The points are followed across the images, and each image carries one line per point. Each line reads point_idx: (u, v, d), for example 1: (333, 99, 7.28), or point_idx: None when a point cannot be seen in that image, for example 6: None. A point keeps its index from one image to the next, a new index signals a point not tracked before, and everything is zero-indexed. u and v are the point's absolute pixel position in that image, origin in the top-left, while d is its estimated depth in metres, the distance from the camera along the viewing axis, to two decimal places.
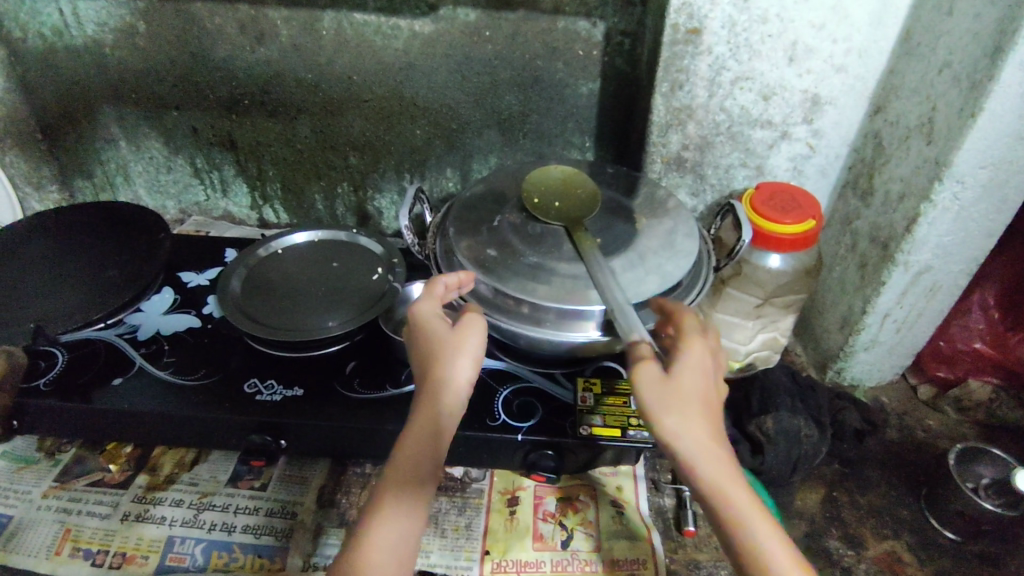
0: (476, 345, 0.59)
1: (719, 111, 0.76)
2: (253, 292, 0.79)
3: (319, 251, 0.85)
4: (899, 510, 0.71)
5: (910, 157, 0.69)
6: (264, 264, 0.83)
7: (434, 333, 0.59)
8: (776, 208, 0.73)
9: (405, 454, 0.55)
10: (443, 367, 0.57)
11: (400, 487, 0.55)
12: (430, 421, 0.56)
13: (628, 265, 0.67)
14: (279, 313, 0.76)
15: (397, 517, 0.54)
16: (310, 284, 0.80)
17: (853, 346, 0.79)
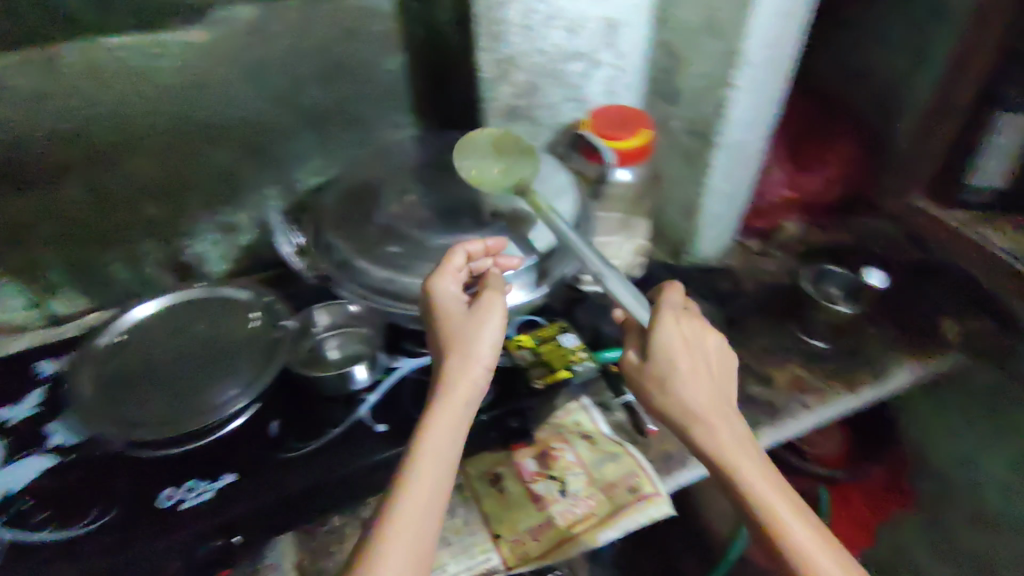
0: (498, 329, 0.58)
1: (537, 54, 0.79)
2: (117, 392, 0.66)
3: (169, 326, 0.73)
4: (782, 341, 0.85)
5: (702, 54, 0.80)
6: (115, 358, 0.70)
7: (451, 309, 0.58)
8: (615, 127, 0.79)
9: (433, 438, 0.52)
10: (465, 352, 0.56)
11: (422, 479, 0.51)
12: (454, 403, 0.54)
13: (524, 222, 0.69)
14: (162, 404, 0.65)
15: (418, 507, 0.50)
16: (181, 362, 0.69)
17: (700, 226, 0.92)
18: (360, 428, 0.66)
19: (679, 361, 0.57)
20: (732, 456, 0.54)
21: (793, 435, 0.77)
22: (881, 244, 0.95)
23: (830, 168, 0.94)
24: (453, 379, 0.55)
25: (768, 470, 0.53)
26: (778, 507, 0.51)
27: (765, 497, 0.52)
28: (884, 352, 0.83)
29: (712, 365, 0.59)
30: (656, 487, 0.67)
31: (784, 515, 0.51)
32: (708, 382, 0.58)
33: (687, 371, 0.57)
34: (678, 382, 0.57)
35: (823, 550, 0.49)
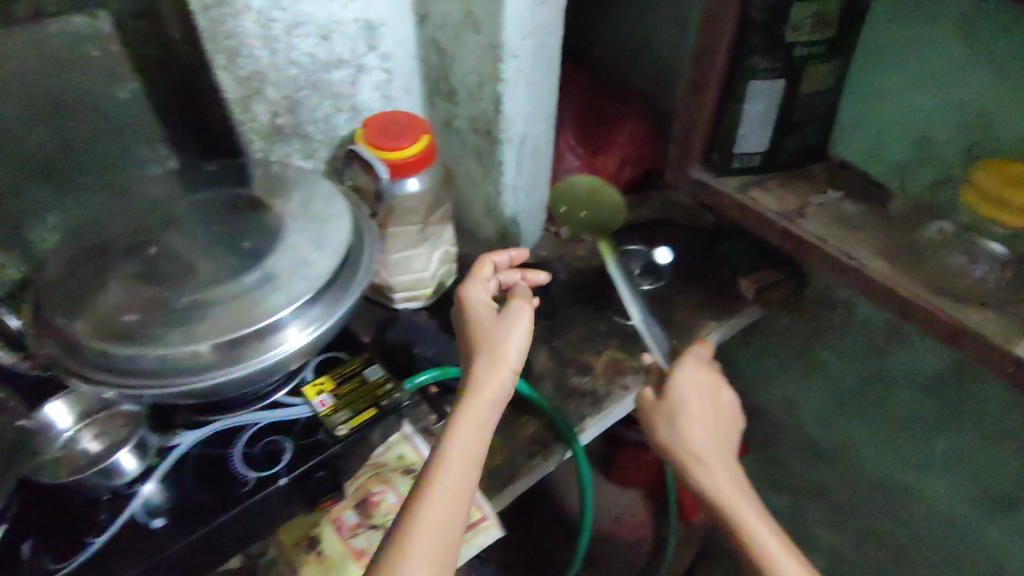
0: (524, 334, 0.66)
1: (290, 66, 0.71)
2: None
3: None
4: (599, 325, 0.86)
5: (469, 50, 0.76)
6: None
7: (483, 318, 0.68)
8: (390, 137, 0.74)
9: (464, 426, 0.60)
10: (497, 356, 0.64)
11: (453, 470, 0.57)
12: (487, 397, 0.62)
13: (292, 255, 0.62)
14: None
15: (450, 486, 0.56)
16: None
17: (504, 225, 0.89)
18: (139, 528, 0.58)
19: (688, 398, 0.64)
20: (724, 486, 0.58)
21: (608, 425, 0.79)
22: (676, 213, 0.99)
23: (626, 147, 0.93)
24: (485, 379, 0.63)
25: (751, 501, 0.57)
26: (758, 527, 0.55)
27: (749, 521, 0.56)
28: (691, 321, 0.87)
29: (719, 409, 0.65)
30: (485, 511, 0.66)
31: (760, 535, 0.55)
32: (712, 421, 0.64)
33: (690, 410, 0.64)
34: (681, 416, 0.63)
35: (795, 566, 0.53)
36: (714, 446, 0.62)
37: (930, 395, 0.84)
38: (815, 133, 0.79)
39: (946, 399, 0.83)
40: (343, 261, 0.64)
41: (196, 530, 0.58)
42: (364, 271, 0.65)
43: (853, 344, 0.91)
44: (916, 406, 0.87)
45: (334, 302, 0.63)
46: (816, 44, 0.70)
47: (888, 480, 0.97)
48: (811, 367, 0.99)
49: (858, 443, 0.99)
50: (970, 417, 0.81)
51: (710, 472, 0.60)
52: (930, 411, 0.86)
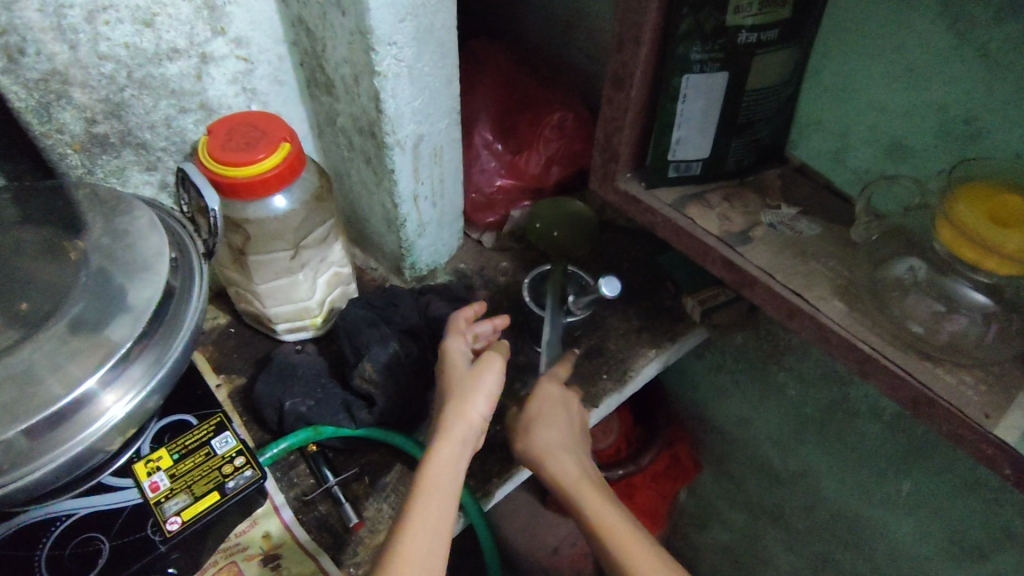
0: (498, 382, 0.57)
1: (100, 61, 0.56)
2: None
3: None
4: (517, 359, 0.74)
5: (338, 35, 0.61)
6: None
7: (456, 361, 0.58)
8: (241, 148, 0.60)
9: (434, 484, 0.51)
10: (467, 400, 0.55)
11: (420, 539, 0.49)
12: (457, 446, 0.53)
13: (84, 323, 0.50)
14: None
15: (422, 556, 0.48)
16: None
17: (408, 239, 0.76)
18: None
19: (544, 399, 0.62)
20: (574, 479, 0.57)
21: (513, 485, 0.68)
22: (616, 216, 0.85)
23: (552, 143, 0.81)
24: (457, 423, 0.54)
25: (601, 490, 0.57)
26: (609, 518, 0.55)
27: (600, 512, 0.55)
28: (624, 352, 0.75)
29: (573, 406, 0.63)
30: None
31: (613, 525, 0.54)
32: (571, 423, 0.62)
33: (546, 413, 0.61)
34: (539, 419, 0.60)
35: (650, 554, 0.53)
36: (573, 450, 0.60)
37: (895, 435, 0.74)
38: (768, 135, 0.65)
39: (913, 441, 0.72)
40: (160, 314, 0.53)
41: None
42: (188, 321, 0.54)
43: (812, 370, 0.79)
44: (879, 444, 0.76)
45: (151, 370, 0.52)
46: (766, 28, 0.55)
47: (849, 513, 0.87)
48: (768, 390, 0.88)
49: (817, 473, 0.89)
50: (939, 463, 0.70)
51: (564, 467, 0.58)
52: (895, 451, 0.75)
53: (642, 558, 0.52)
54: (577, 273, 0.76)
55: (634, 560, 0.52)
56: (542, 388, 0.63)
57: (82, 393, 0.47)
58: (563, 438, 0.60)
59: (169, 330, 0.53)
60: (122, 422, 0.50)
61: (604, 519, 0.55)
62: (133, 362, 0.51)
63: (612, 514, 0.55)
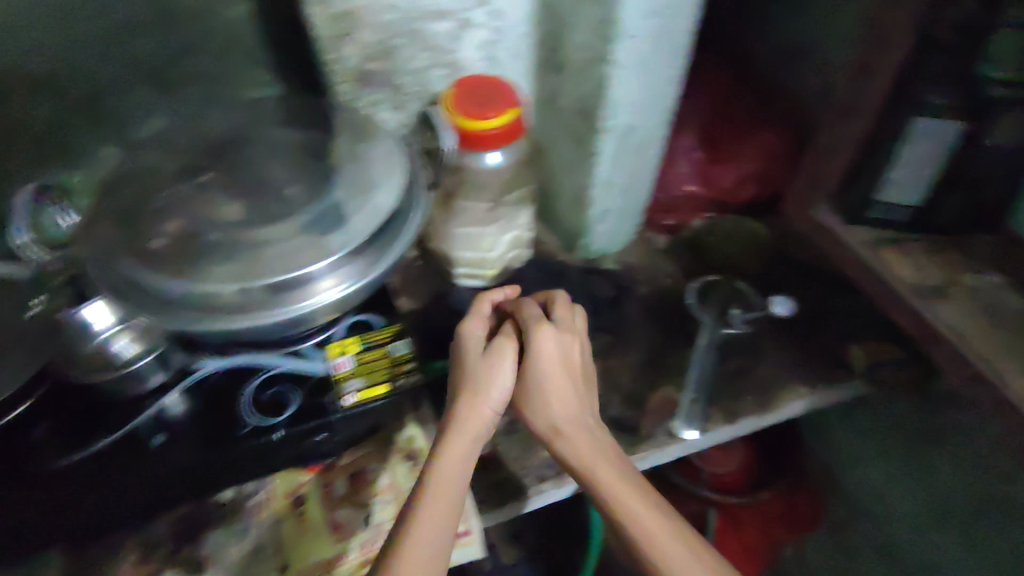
0: (508, 376, 0.62)
1: (387, 10, 0.67)
2: None
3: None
4: (664, 357, 0.76)
5: (583, 20, 0.67)
6: None
7: (471, 351, 0.63)
8: (476, 104, 0.68)
9: (446, 462, 0.56)
10: (477, 394, 0.60)
11: (434, 503, 0.53)
12: (470, 432, 0.58)
13: (318, 220, 0.59)
14: None
15: (437, 521, 0.52)
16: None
17: (590, 221, 0.81)
18: (132, 442, 0.60)
19: (544, 363, 0.62)
20: (585, 455, 0.59)
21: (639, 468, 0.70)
22: (798, 249, 0.84)
23: (750, 163, 0.81)
24: (469, 414, 0.59)
25: (615, 463, 0.58)
26: (622, 492, 0.55)
27: (614, 486, 0.56)
28: (773, 380, 0.74)
29: (575, 371, 0.63)
30: (468, 526, 0.62)
31: (626, 499, 0.55)
32: (586, 401, 0.63)
33: (556, 387, 0.62)
34: (551, 393, 0.62)
35: (665, 530, 0.53)
36: (587, 428, 0.61)
37: None
38: (993, 198, 0.61)
39: None
40: (387, 225, 0.62)
41: (173, 466, 0.59)
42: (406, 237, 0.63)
43: (975, 460, 0.73)
44: None
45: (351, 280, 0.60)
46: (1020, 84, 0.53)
47: None
48: (917, 469, 0.82)
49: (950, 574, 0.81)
50: None
51: (576, 442, 0.60)
52: None
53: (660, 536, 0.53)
54: (745, 288, 0.79)
55: (651, 535, 0.53)
56: (551, 350, 0.63)
57: (317, 269, 0.58)
58: (578, 419, 0.62)
59: (375, 255, 0.61)
60: (338, 301, 0.60)
61: (620, 492, 0.55)
62: (356, 257, 0.60)
63: (628, 489, 0.56)
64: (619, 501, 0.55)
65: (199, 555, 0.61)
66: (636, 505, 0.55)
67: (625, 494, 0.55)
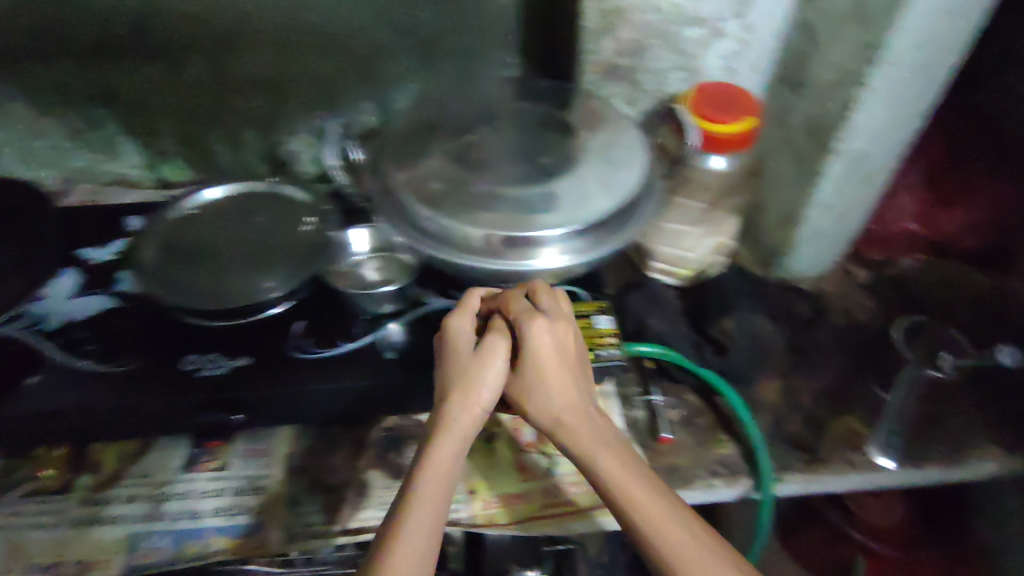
0: (502, 370, 0.59)
1: (651, 10, 0.72)
2: (174, 258, 0.71)
3: (253, 202, 0.79)
4: (851, 388, 0.76)
5: (840, 42, 0.68)
6: (182, 226, 0.75)
7: (461, 346, 0.60)
8: (717, 108, 0.71)
9: (431, 476, 0.54)
10: (466, 392, 0.58)
11: (425, 505, 0.53)
12: (458, 433, 0.57)
13: (560, 193, 0.64)
14: (215, 278, 0.70)
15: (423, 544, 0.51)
16: (242, 242, 0.74)
17: (797, 240, 0.82)
18: (373, 350, 0.68)
19: (540, 357, 0.59)
20: (587, 447, 0.57)
21: (820, 489, 0.69)
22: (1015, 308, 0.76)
23: (976, 211, 0.80)
24: (456, 412, 0.57)
25: (621, 458, 0.56)
26: (628, 491, 0.54)
27: (620, 481, 0.55)
28: (971, 435, 0.71)
29: (571, 362, 0.60)
30: None
31: (633, 490, 0.54)
32: (586, 396, 0.61)
33: (553, 384, 0.60)
34: (549, 390, 0.59)
35: (684, 533, 0.52)
36: (590, 424, 0.59)
37: None
38: None
39: None
40: (624, 206, 0.65)
41: (393, 382, 0.65)
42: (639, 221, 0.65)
43: None
44: None
45: (569, 254, 0.63)
46: None
47: None
48: None
49: None
50: None
51: (576, 440, 0.58)
52: None
53: (680, 543, 0.51)
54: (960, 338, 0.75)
55: (668, 540, 0.52)
56: (548, 348, 0.59)
57: (555, 233, 0.61)
58: (579, 415, 0.59)
59: (600, 239, 0.63)
60: (564, 267, 0.63)
61: (632, 494, 0.54)
62: (589, 230, 0.63)
63: (638, 488, 0.54)
64: (632, 502, 0.54)
65: (402, 464, 0.68)
66: (649, 508, 0.53)
67: (637, 495, 0.54)
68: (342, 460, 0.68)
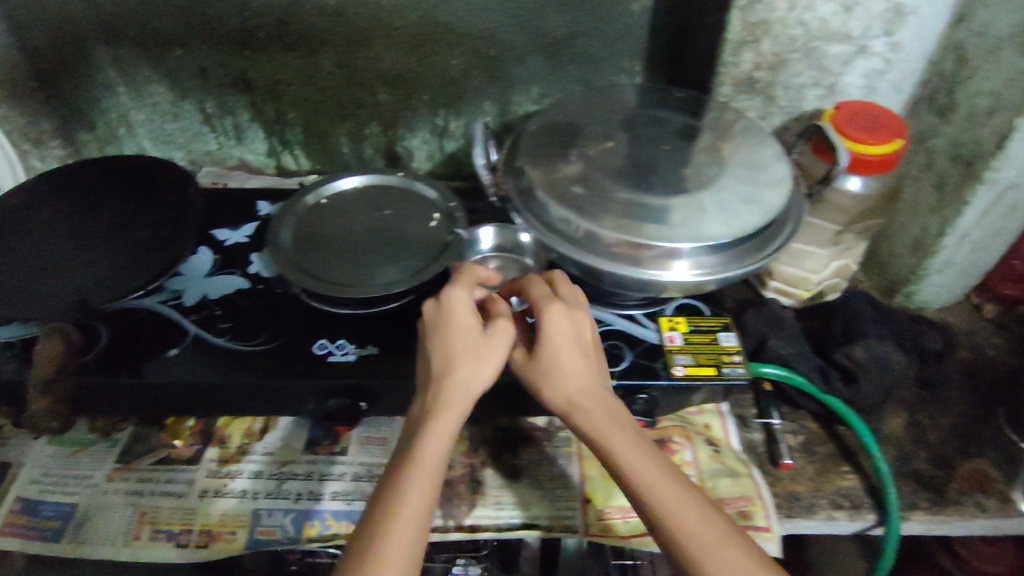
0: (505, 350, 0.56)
1: (798, 26, 0.70)
2: (310, 243, 0.73)
3: (383, 195, 0.80)
4: (980, 429, 0.72)
5: (1002, 67, 0.65)
6: (316, 213, 0.77)
7: (462, 320, 0.56)
8: (861, 128, 0.68)
9: (427, 463, 0.50)
10: (467, 370, 0.54)
11: (421, 485, 0.49)
12: (456, 411, 0.53)
13: (702, 206, 0.62)
14: (349, 266, 0.71)
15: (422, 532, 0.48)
16: (371, 234, 0.75)
17: (927, 269, 0.78)
18: None
19: (554, 345, 0.56)
20: (602, 433, 0.54)
21: (940, 531, 0.67)
22: None
23: None
24: (455, 389, 0.53)
25: (637, 447, 0.53)
26: (644, 481, 0.51)
27: (635, 470, 0.52)
28: None
29: (585, 349, 0.57)
30: (770, 523, 0.62)
31: (648, 481, 0.51)
32: (598, 382, 0.57)
33: (566, 369, 0.56)
34: (560, 376, 0.56)
35: (705, 527, 0.49)
36: (604, 411, 0.55)
37: None
38: None
39: None
40: (766, 225, 0.63)
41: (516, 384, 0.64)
42: (779, 243, 0.63)
43: None
44: None
45: (710, 268, 0.62)
46: None
47: None
48: None
49: None
50: None
51: (590, 427, 0.54)
52: None
53: (702, 537, 0.49)
54: None
55: (688, 534, 0.49)
56: (559, 333, 0.57)
57: (692, 247, 0.61)
58: (593, 401, 0.55)
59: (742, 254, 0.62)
60: (696, 282, 0.63)
61: (651, 485, 0.51)
62: (727, 246, 0.62)
63: (656, 478, 0.51)
64: (649, 494, 0.51)
65: (516, 465, 0.68)
66: (668, 499, 0.50)
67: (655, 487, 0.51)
68: (455, 455, 0.69)
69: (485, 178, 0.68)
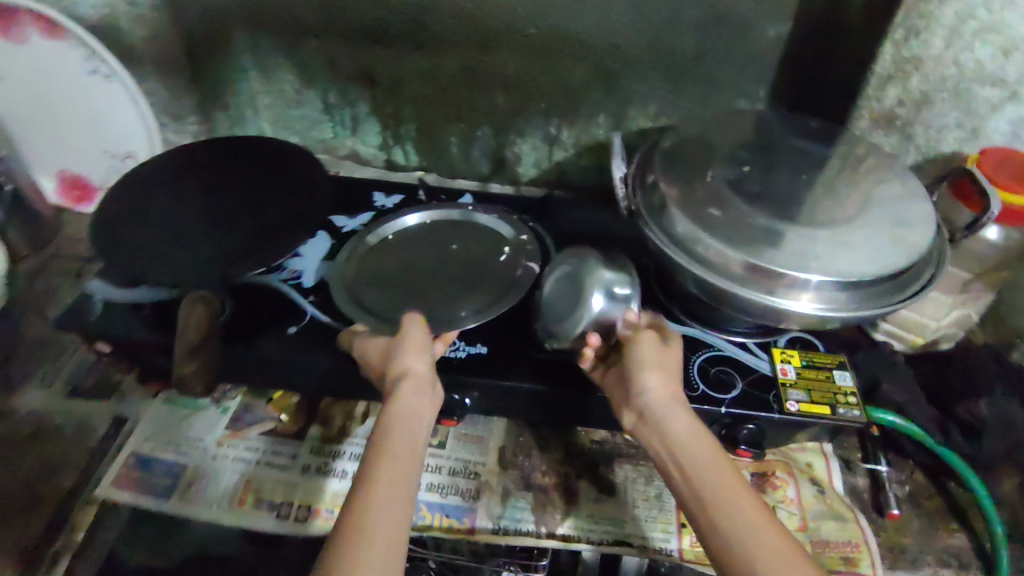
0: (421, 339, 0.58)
1: (951, 65, 0.69)
2: (375, 282, 0.72)
3: (447, 232, 0.80)
4: None
5: None
6: (380, 251, 0.77)
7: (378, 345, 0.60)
8: (1010, 176, 0.66)
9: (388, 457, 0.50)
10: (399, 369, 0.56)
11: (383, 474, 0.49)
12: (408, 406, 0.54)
13: (845, 240, 0.61)
14: (414, 301, 0.69)
15: (386, 524, 0.46)
16: (440, 271, 0.74)
17: None
18: None
19: (648, 357, 0.58)
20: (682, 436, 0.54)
21: None
22: None
23: None
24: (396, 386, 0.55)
25: (711, 454, 0.52)
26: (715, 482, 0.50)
27: (707, 473, 0.51)
28: None
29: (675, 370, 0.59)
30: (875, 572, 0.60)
31: (714, 483, 0.50)
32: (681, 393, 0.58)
33: (649, 368, 0.58)
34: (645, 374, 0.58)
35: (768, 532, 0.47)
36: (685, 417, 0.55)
37: None
38: None
39: None
40: (899, 276, 0.61)
41: None
42: (907, 298, 0.60)
43: None
44: None
45: (846, 304, 0.60)
46: None
47: None
48: None
49: None
50: None
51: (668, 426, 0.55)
52: None
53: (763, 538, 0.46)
54: None
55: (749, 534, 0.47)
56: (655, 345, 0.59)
57: (821, 280, 0.59)
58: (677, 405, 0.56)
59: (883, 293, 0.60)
60: (814, 317, 0.61)
61: (719, 480, 0.50)
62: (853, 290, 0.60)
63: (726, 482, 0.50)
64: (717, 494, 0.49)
65: (612, 480, 0.68)
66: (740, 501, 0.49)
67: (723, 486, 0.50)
68: (550, 462, 0.69)
69: (620, 190, 0.70)
